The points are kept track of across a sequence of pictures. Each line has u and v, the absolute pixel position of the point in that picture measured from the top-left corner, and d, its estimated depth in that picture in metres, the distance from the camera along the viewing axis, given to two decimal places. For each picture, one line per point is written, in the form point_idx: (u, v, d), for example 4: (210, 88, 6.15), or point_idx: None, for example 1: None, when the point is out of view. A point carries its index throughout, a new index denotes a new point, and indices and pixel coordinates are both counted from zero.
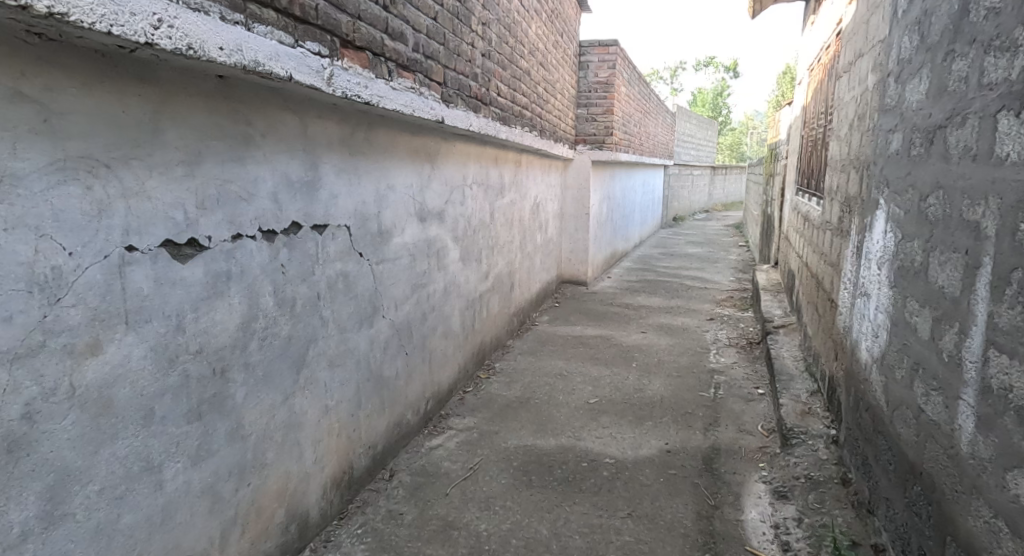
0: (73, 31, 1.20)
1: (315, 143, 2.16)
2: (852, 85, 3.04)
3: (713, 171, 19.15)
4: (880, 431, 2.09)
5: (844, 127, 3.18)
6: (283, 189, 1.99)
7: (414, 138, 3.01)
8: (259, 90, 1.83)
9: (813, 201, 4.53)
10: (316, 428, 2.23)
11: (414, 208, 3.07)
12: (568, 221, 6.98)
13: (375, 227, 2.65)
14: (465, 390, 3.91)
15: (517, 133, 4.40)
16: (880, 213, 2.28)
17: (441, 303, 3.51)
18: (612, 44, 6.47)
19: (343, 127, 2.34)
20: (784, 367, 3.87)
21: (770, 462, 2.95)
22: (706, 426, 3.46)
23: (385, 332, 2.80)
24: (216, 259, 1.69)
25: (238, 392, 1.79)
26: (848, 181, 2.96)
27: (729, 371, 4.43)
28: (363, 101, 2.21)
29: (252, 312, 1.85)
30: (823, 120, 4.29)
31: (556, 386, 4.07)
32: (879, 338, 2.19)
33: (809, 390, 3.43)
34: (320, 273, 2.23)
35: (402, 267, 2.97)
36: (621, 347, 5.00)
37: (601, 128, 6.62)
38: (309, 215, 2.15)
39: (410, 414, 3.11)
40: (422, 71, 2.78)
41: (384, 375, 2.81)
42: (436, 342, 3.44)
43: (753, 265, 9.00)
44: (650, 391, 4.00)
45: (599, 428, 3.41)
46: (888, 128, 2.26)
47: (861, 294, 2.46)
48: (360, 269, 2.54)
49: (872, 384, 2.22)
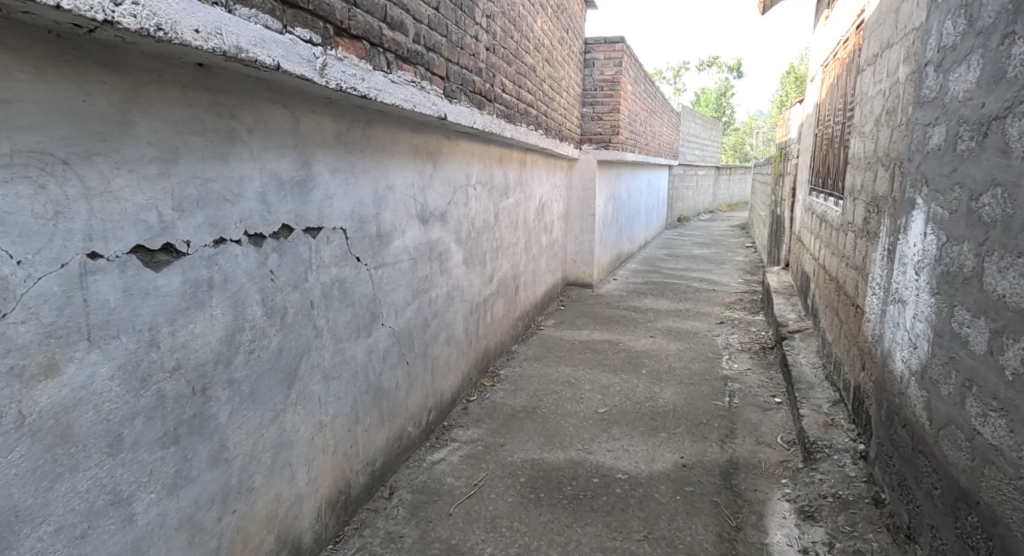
0: (16, 4, 1.04)
1: (308, 140, 2.00)
2: (878, 79, 2.88)
3: (718, 171, 18.97)
4: (922, 452, 1.93)
5: (868, 123, 3.03)
6: (272, 189, 1.84)
7: (415, 136, 2.86)
8: (246, 81, 1.68)
9: (830, 201, 4.37)
10: (309, 447, 2.07)
11: (416, 209, 2.91)
12: (573, 223, 6.81)
13: (374, 230, 2.50)
14: (468, 399, 3.75)
15: (523, 131, 4.25)
16: (917, 214, 2.12)
17: (444, 309, 3.35)
18: (617, 41, 6.26)
19: (338, 122, 2.18)
20: (802, 375, 3.69)
21: (793, 478, 2.79)
22: (722, 438, 3.29)
23: (384, 341, 2.65)
24: (196, 266, 1.53)
25: (222, 412, 1.63)
26: (875, 180, 2.79)
27: (743, 379, 4.26)
28: (359, 94, 2.06)
29: (237, 324, 1.69)
30: (842, 117, 4.11)
31: (563, 394, 3.91)
32: (918, 350, 2.02)
33: (831, 400, 3.26)
34: (313, 280, 2.08)
35: (403, 272, 2.81)
36: (630, 352, 4.84)
37: (607, 127, 6.46)
38: (301, 217, 1.99)
39: (411, 427, 2.95)
40: (424, 64, 2.62)
41: (384, 386, 2.66)
42: (438, 350, 3.28)
43: (762, 266, 8.81)
44: (662, 400, 3.83)
45: (609, 441, 3.24)
46: (925, 122, 2.11)
47: (894, 301, 2.29)
48: (358, 274, 2.39)
49: (910, 400, 2.05)
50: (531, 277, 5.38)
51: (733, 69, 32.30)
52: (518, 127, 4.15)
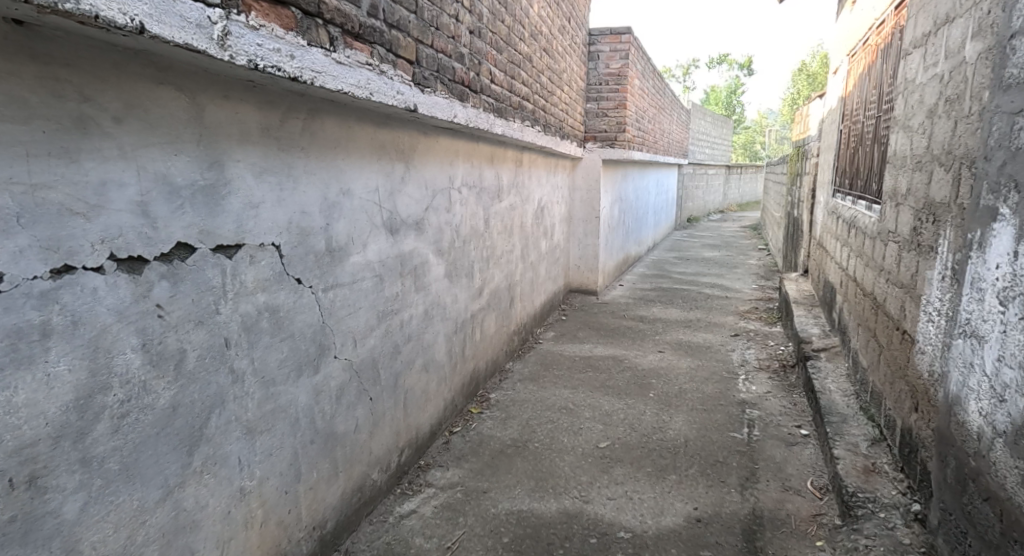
0: None
1: (217, 133, 1.57)
2: (932, 61, 2.40)
3: (729, 170, 18.46)
4: (1018, 541, 1.51)
5: (917, 115, 2.56)
6: (159, 197, 1.41)
7: (381, 130, 2.41)
8: (111, 51, 1.27)
9: (861, 204, 3.90)
10: (223, 523, 1.65)
11: (382, 218, 2.46)
12: (576, 226, 6.34)
13: (322, 244, 2.05)
14: (451, 431, 3.31)
15: (516, 127, 3.80)
16: (1001, 227, 1.65)
17: (421, 330, 2.91)
18: (624, 31, 5.82)
19: (266, 113, 1.74)
20: (832, 405, 3.20)
21: (830, 540, 2.34)
22: (742, 481, 2.82)
23: (338, 377, 2.20)
24: (16, 307, 1.14)
25: (69, 506, 1.24)
26: (930, 183, 2.31)
27: (763, 405, 3.77)
28: (286, 75, 1.62)
29: (100, 381, 1.28)
30: (876, 110, 3.64)
31: (560, 423, 3.45)
32: (1007, 406, 1.56)
33: (869, 437, 2.79)
34: (228, 312, 1.64)
35: (365, 291, 2.36)
36: (636, 371, 4.37)
37: (613, 124, 6.00)
38: (208, 233, 1.55)
39: (376, 473, 2.51)
40: (385, 44, 2.18)
41: (338, 430, 2.22)
42: (413, 379, 2.83)
43: (776, 271, 8.33)
44: (671, 431, 3.36)
45: (611, 486, 2.79)
46: (1010, 111, 1.66)
47: (963, 334, 1.82)
48: (298, 301, 1.94)
49: (995, 467, 1.60)
50: (529, 287, 4.94)
51: (743, 68, 31.80)
52: (511, 123, 3.69)
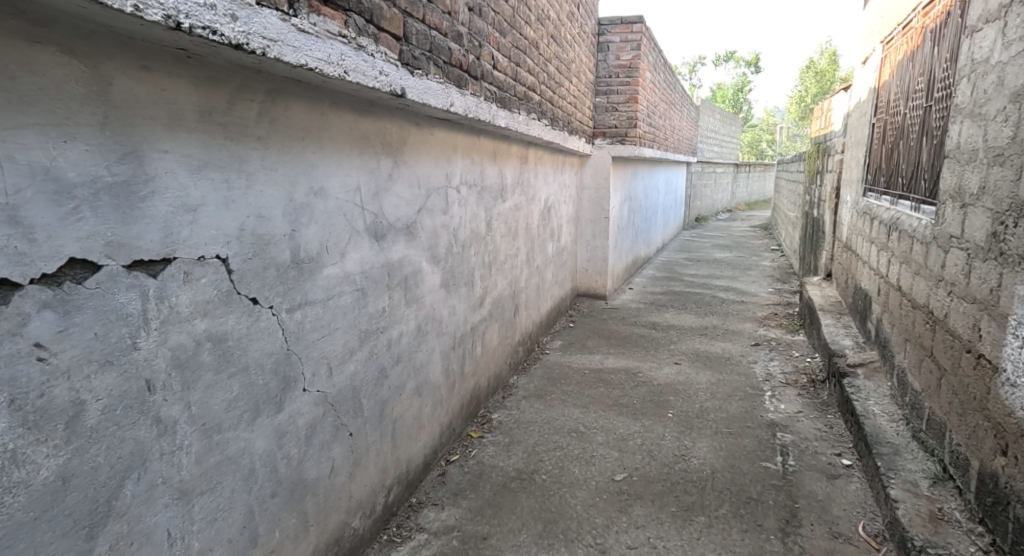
0: None
1: (131, 115, 1.21)
2: (1015, 37, 2.03)
3: (737, 170, 18.03)
4: None
5: (993, 100, 2.18)
6: (39, 198, 1.08)
7: (364, 118, 2.03)
8: None
9: (905, 204, 3.50)
10: None
11: (365, 221, 2.08)
12: (584, 226, 5.95)
13: (285, 256, 1.67)
14: (448, 459, 2.94)
15: (521, 120, 3.42)
16: None
17: (413, 349, 2.53)
18: (636, 21, 5.46)
19: (208, 92, 1.37)
20: (880, 432, 2.82)
21: None
22: (783, 525, 2.45)
23: (309, 413, 1.83)
24: None
25: None
26: (1019, 180, 1.95)
27: (795, 427, 3.38)
28: (225, 40, 1.25)
29: None
30: (924, 99, 3.25)
31: (569, 451, 3.07)
32: None
33: (932, 474, 2.40)
34: (153, 349, 1.27)
35: (344, 309, 1.98)
36: (651, 386, 3.98)
37: (623, 119, 5.58)
38: (121, 246, 1.20)
39: (357, 519, 2.15)
40: (364, 13, 1.80)
41: (310, 478, 1.85)
42: (403, 406, 2.45)
43: (793, 274, 7.94)
44: (696, 460, 2.98)
45: (630, 530, 2.42)
46: None
47: None
48: (255, 327, 1.57)
49: None
50: (535, 293, 4.56)
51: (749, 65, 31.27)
52: (515, 115, 3.32)
